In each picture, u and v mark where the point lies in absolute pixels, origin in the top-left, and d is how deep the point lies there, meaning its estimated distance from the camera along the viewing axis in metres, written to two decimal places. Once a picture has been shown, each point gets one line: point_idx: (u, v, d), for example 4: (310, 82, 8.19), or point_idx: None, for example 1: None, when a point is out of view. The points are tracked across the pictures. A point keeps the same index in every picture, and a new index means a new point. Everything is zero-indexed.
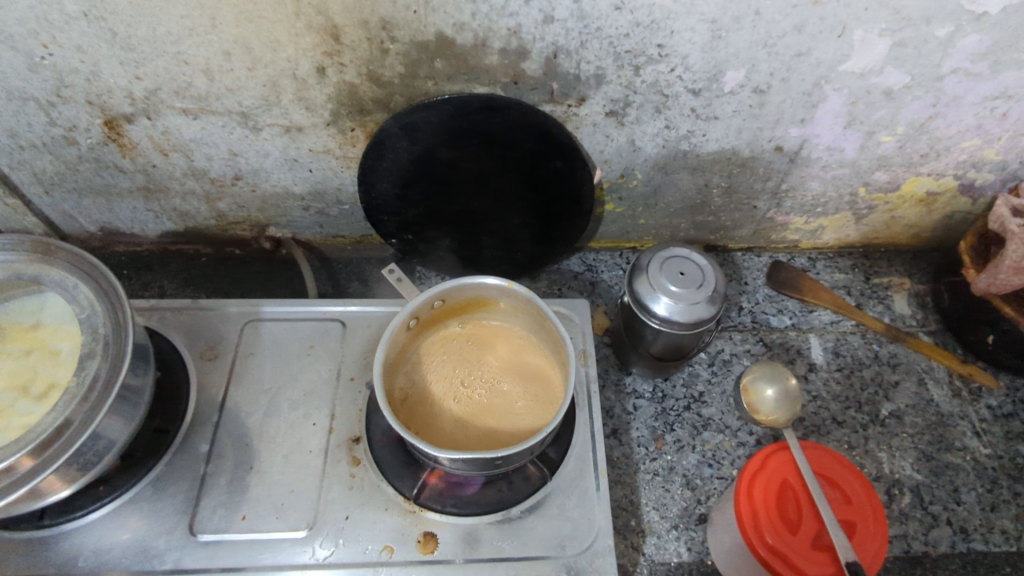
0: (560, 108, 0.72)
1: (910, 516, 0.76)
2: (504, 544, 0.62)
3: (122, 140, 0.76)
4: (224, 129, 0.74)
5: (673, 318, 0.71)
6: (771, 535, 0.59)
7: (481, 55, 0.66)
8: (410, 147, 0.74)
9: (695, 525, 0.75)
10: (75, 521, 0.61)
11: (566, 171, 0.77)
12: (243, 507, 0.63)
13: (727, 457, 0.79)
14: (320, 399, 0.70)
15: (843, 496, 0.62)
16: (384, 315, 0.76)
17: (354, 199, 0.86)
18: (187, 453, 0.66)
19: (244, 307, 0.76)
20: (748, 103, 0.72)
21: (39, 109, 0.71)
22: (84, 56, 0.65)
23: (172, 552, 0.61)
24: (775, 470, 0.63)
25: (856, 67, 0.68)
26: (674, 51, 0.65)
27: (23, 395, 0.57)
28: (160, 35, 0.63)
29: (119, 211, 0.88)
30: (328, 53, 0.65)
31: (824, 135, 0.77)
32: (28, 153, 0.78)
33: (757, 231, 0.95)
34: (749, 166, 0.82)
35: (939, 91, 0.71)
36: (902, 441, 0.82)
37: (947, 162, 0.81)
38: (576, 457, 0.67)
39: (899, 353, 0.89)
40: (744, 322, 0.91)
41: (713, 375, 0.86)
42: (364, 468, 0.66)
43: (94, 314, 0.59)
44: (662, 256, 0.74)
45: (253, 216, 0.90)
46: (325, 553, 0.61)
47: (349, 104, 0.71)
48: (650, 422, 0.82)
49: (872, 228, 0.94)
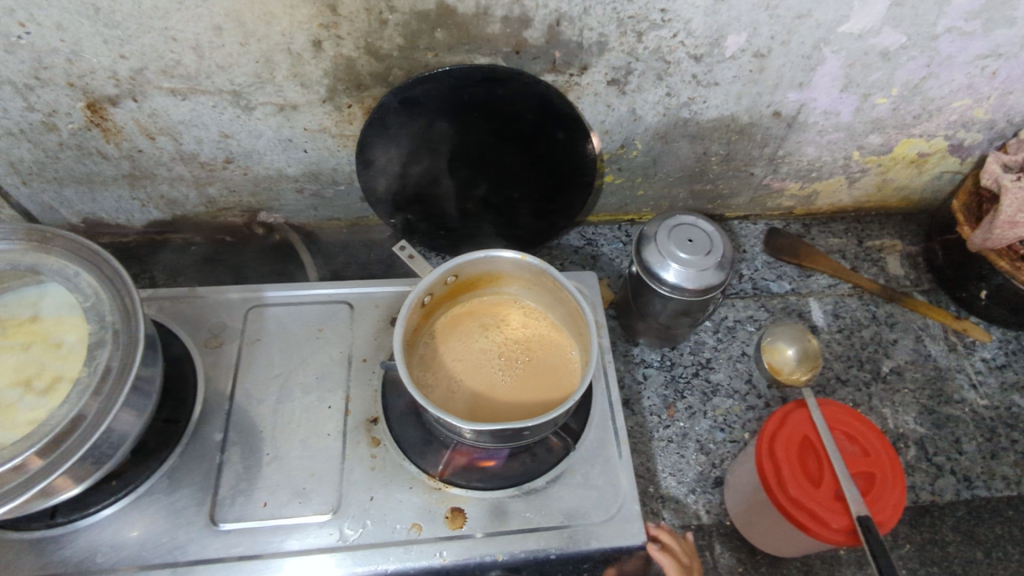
0: (562, 77, 0.71)
1: (916, 467, 0.80)
2: (531, 515, 0.63)
3: (106, 124, 0.73)
4: (215, 109, 0.72)
5: (684, 285, 0.71)
6: (793, 488, 0.61)
7: (483, 24, 0.64)
8: (409, 123, 0.72)
9: (712, 487, 0.77)
10: (89, 518, 0.60)
11: (568, 143, 0.76)
12: (264, 494, 0.63)
13: (738, 420, 0.82)
14: (334, 382, 0.70)
15: (861, 449, 0.64)
16: (391, 295, 0.77)
17: (351, 179, 0.85)
18: (202, 442, 0.65)
19: (246, 293, 0.75)
20: (748, 68, 0.72)
21: (15, 93, 0.68)
22: (64, 35, 0.62)
23: (195, 544, 0.60)
24: (794, 427, 0.64)
25: (855, 29, 0.67)
26: (677, 16, 0.64)
27: (28, 390, 0.55)
28: (145, 10, 0.60)
29: (103, 201, 0.86)
30: (324, 26, 0.63)
31: (821, 99, 0.77)
32: (4, 142, 0.74)
33: (754, 198, 0.96)
34: (747, 133, 0.82)
35: (933, 51, 0.71)
36: (904, 397, 0.84)
37: (939, 123, 0.82)
38: (596, 427, 0.68)
39: (895, 312, 0.92)
40: (745, 289, 0.93)
41: (719, 342, 0.88)
42: (385, 448, 0.66)
43: (100, 302, 0.57)
44: (670, 224, 0.74)
45: (245, 202, 0.88)
46: (353, 534, 0.61)
47: (346, 79, 0.69)
48: (661, 391, 0.84)
49: (864, 192, 0.96)
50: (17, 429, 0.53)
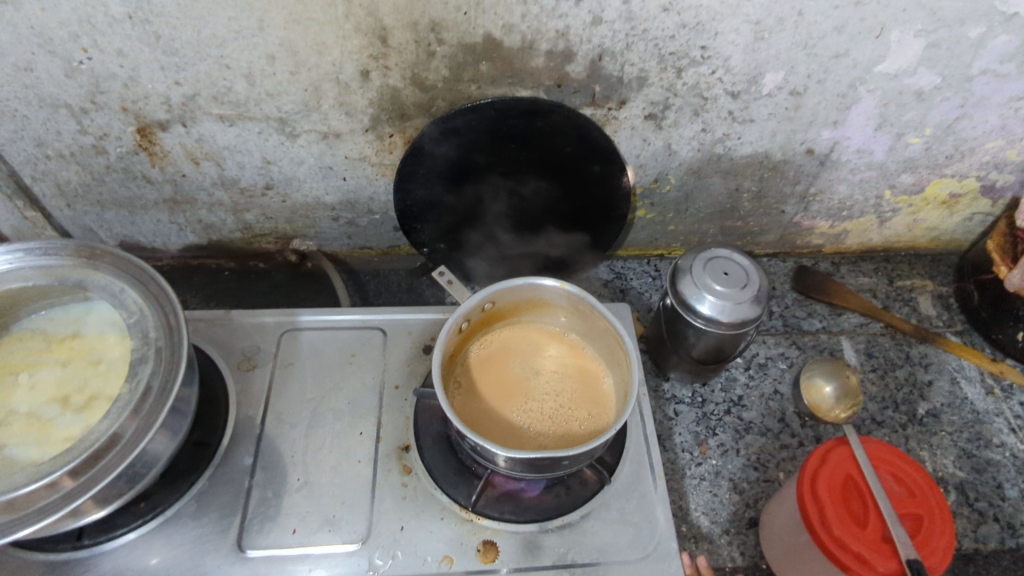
0: (600, 111, 0.73)
1: (958, 513, 0.77)
2: (565, 551, 0.61)
3: (153, 149, 0.75)
4: (260, 135, 0.74)
5: (719, 318, 0.70)
6: (837, 528, 0.58)
7: (527, 57, 0.66)
8: (448, 152, 0.73)
9: (747, 528, 0.75)
10: (115, 540, 0.59)
11: (604, 175, 0.77)
12: (293, 521, 0.61)
13: (772, 459, 0.80)
14: (366, 408, 0.69)
15: (908, 490, 0.61)
16: (424, 322, 0.77)
17: (386, 208, 0.86)
18: (231, 466, 0.64)
19: (281, 317, 0.75)
20: (784, 106, 0.73)
21: (70, 116, 0.70)
22: (124, 61, 0.64)
23: (221, 570, 0.59)
24: (837, 464, 0.62)
25: (890, 69, 0.69)
26: (717, 53, 0.66)
27: (65, 407, 0.55)
28: (204, 38, 0.62)
29: (142, 225, 0.87)
30: (373, 56, 0.64)
31: (855, 138, 0.78)
32: (53, 164, 0.76)
33: (784, 236, 0.96)
34: (780, 170, 0.83)
35: (968, 92, 0.72)
36: (941, 439, 0.82)
37: (970, 163, 0.83)
38: (631, 461, 0.67)
39: (929, 352, 0.90)
40: (776, 326, 0.93)
41: (750, 378, 0.87)
42: (416, 476, 0.65)
43: (143, 319, 0.58)
44: (705, 257, 0.73)
45: (280, 228, 0.90)
46: (382, 565, 0.59)
47: (390, 109, 0.71)
48: (693, 427, 0.82)
49: (895, 231, 0.96)
50: (52, 447, 0.53)
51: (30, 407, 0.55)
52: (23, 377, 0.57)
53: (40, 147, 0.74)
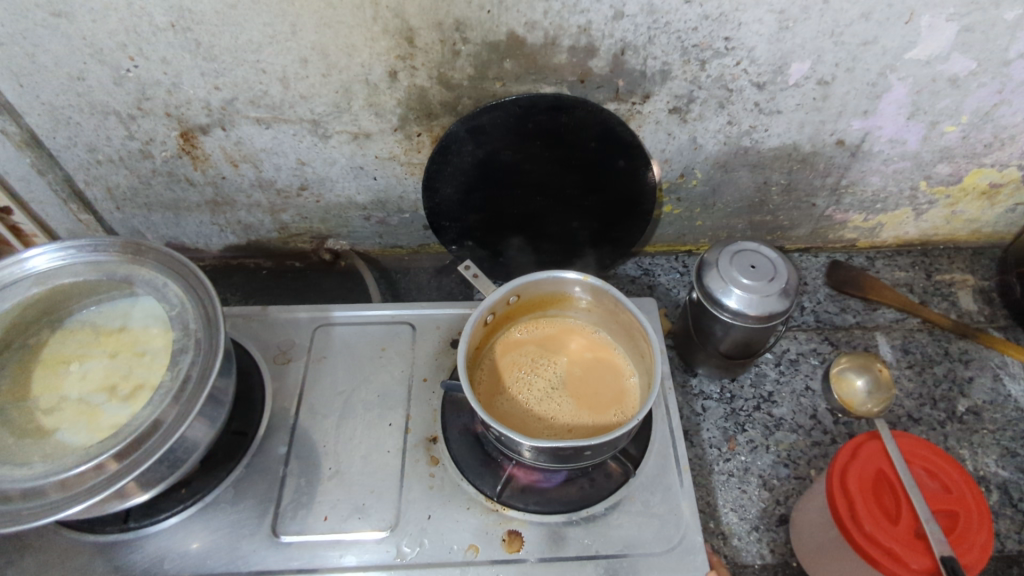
0: (624, 106, 0.73)
1: (1000, 513, 0.74)
2: (590, 542, 0.61)
3: (195, 152, 0.79)
4: (295, 137, 0.76)
5: (746, 311, 0.69)
6: (869, 523, 0.57)
7: (550, 54, 0.67)
8: (475, 150, 0.74)
9: (777, 525, 0.74)
10: (158, 524, 0.62)
11: (629, 170, 0.77)
12: (324, 508, 0.63)
13: (803, 456, 0.79)
14: (395, 400, 0.71)
15: (942, 486, 0.60)
16: (452, 317, 0.78)
17: (415, 206, 0.88)
18: (267, 455, 0.67)
19: (314, 312, 0.78)
20: (812, 96, 0.72)
21: (119, 123, 0.74)
22: (167, 68, 0.68)
23: (257, 554, 0.61)
24: (868, 459, 0.61)
25: (922, 55, 0.67)
26: (740, 43, 0.66)
27: (113, 396, 0.58)
28: (241, 43, 0.65)
29: (186, 226, 0.92)
30: (401, 57, 0.67)
31: (887, 127, 0.77)
32: (104, 168, 0.81)
33: (816, 230, 0.95)
34: (810, 162, 0.82)
35: (1005, 77, 0.70)
36: (983, 438, 0.80)
37: (1011, 152, 0.81)
38: (656, 454, 0.67)
39: (970, 348, 0.88)
40: (807, 322, 0.91)
41: (781, 374, 0.86)
42: (443, 467, 0.66)
43: (184, 311, 0.61)
44: (731, 251, 0.72)
45: (315, 228, 0.93)
46: (409, 552, 0.61)
47: (418, 109, 0.73)
48: (721, 423, 0.81)
49: (932, 224, 0.94)
50: (100, 432, 0.56)
51: (80, 395, 0.58)
52: (75, 367, 0.60)
53: (92, 153, 0.78)
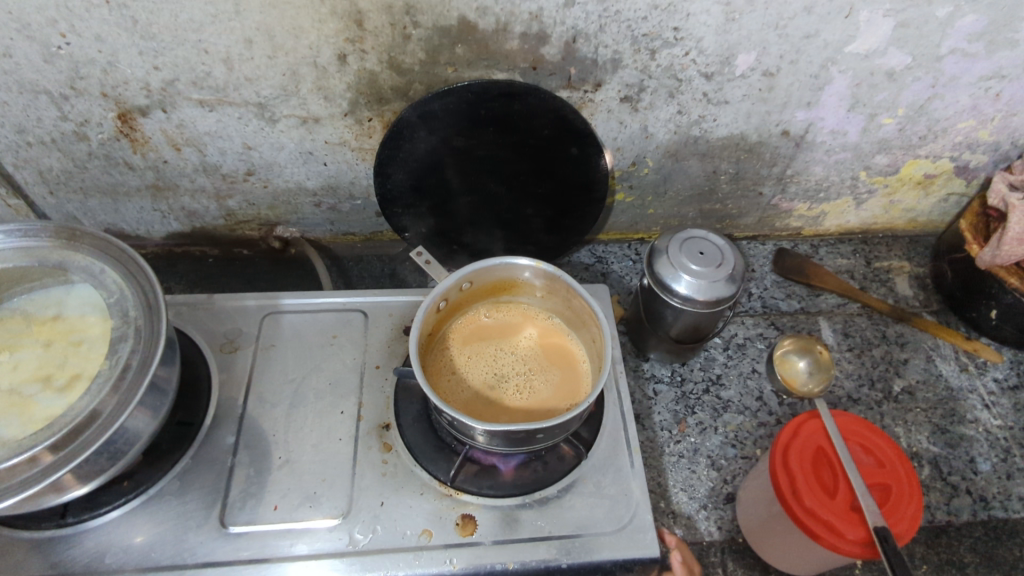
0: (577, 94, 0.74)
1: (931, 486, 0.78)
2: (543, 524, 0.62)
3: (134, 134, 0.76)
4: (240, 120, 0.74)
5: (696, 297, 0.71)
6: (809, 499, 0.59)
7: (502, 39, 0.67)
8: (427, 137, 0.74)
9: (724, 504, 0.76)
10: (98, 518, 0.60)
11: (581, 158, 0.78)
12: (275, 498, 0.62)
13: (749, 437, 0.81)
14: (347, 387, 0.70)
15: (876, 461, 0.63)
16: (405, 303, 0.78)
17: (367, 192, 0.87)
18: (214, 445, 0.65)
19: (262, 300, 0.76)
20: (758, 87, 0.74)
21: (50, 102, 0.71)
22: (102, 46, 0.65)
23: (204, 546, 0.60)
24: (808, 437, 0.63)
25: (862, 49, 0.70)
26: (689, 34, 0.67)
27: (47, 386, 0.56)
28: (182, 22, 0.63)
29: (126, 212, 0.88)
30: (350, 40, 0.65)
31: (829, 118, 0.79)
32: (35, 150, 0.77)
33: (763, 218, 0.97)
34: (757, 152, 0.84)
35: (938, 72, 0.73)
36: (916, 415, 0.84)
37: (944, 144, 0.84)
38: (608, 437, 0.68)
39: (905, 332, 0.92)
40: (754, 308, 0.94)
41: (729, 358, 0.88)
42: (396, 453, 0.66)
43: (123, 297, 0.58)
44: (680, 238, 0.74)
45: (263, 214, 0.91)
46: (362, 539, 0.61)
47: (368, 93, 0.72)
48: (672, 406, 0.83)
49: (872, 213, 0.98)
50: (33, 424, 0.53)
51: (11, 385, 0.56)
52: (5, 357, 0.58)
53: (22, 134, 0.74)
